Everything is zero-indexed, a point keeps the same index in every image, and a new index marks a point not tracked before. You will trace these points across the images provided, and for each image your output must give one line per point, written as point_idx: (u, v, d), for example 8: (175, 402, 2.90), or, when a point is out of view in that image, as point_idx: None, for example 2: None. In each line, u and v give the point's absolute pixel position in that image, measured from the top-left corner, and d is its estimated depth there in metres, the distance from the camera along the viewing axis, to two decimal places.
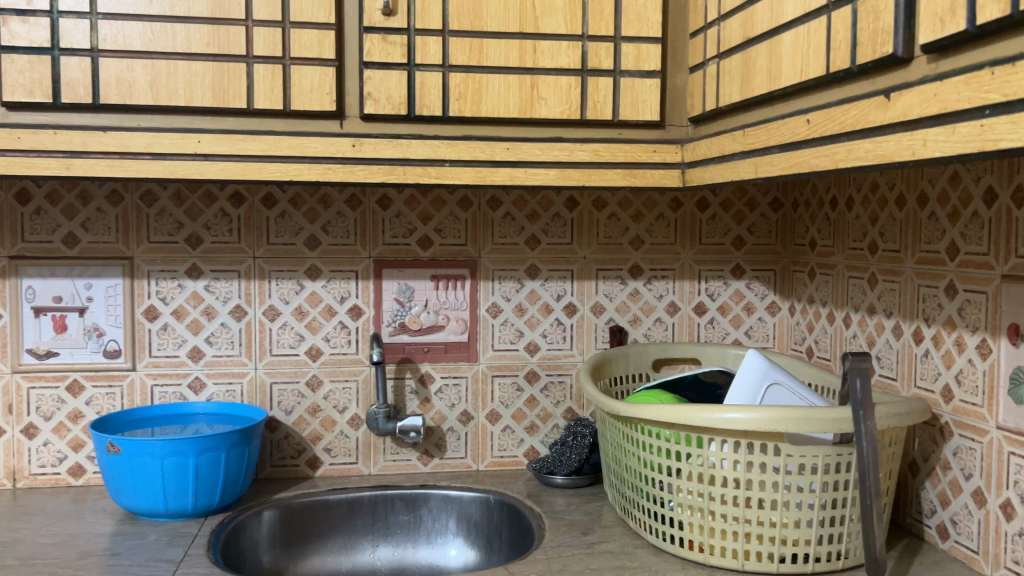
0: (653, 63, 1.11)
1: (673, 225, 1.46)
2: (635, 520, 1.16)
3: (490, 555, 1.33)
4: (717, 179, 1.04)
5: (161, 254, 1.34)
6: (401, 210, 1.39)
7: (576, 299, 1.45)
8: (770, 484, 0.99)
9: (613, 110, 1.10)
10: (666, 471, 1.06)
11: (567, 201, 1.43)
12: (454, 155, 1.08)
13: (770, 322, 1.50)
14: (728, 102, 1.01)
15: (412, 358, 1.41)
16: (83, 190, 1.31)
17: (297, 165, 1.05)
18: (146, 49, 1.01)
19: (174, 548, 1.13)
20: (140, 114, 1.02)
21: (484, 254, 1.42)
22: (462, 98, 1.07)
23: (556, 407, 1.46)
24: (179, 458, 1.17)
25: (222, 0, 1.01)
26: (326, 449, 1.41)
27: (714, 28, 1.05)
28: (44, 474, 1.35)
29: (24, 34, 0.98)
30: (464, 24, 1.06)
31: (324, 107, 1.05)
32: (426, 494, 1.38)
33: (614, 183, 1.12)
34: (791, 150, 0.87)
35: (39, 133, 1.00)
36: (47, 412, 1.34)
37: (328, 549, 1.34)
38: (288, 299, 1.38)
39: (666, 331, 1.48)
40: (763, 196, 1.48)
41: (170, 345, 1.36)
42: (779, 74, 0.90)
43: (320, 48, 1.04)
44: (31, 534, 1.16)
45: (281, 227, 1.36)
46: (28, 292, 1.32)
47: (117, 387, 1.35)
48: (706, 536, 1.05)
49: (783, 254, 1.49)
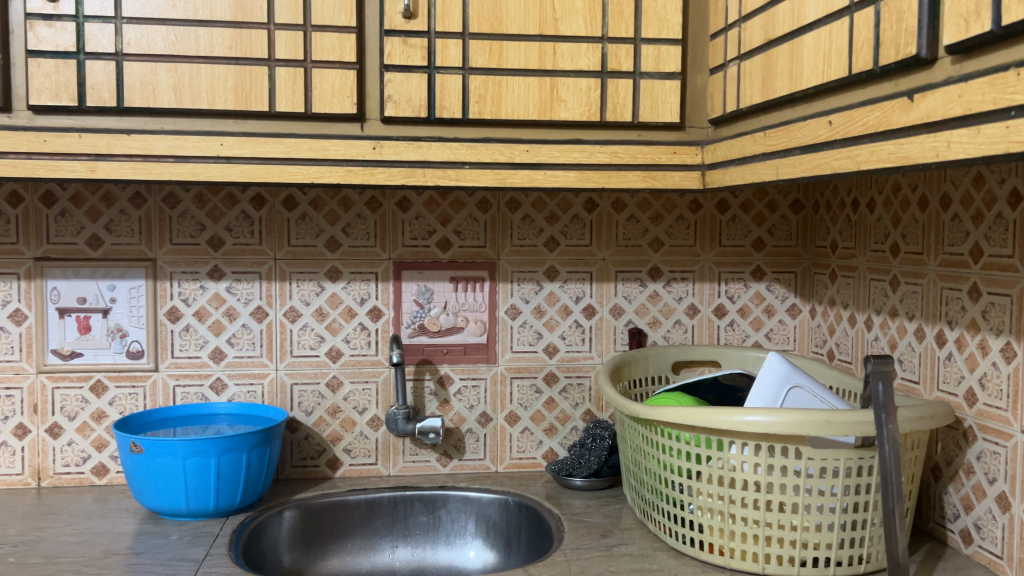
0: (673, 65, 1.10)
1: (693, 227, 1.46)
2: (655, 522, 1.16)
3: (509, 555, 1.34)
4: (738, 182, 1.03)
5: (183, 256, 1.35)
6: (420, 212, 1.40)
7: (595, 301, 1.45)
8: (791, 488, 0.98)
9: (632, 112, 1.10)
10: (685, 474, 1.05)
11: (586, 203, 1.43)
12: (474, 158, 1.08)
13: (791, 324, 1.49)
14: (750, 104, 1.00)
15: (432, 359, 1.42)
16: (106, 192, 1.33)
17: (318, 167, 1.06)
18: (169, 52, 1.02)
19: (196, 547, 1.14)
20: (164, 117, 1.03)
21: (503, 256, 1.42)
22: (482, 101, 1.07)
23: (574, 409, 1.46)
24: (200, 458, 1.18)
25: (245, 4, 1.02)
26: (346, 450, 1.42)
27: (735, 29, 1.04)
28: (67, 473, 1.36)
29: (50, 39, 1.00)
30: (484, 26, 1.06)
31: (344, 109, 1.05)
32: (445, 495, 1.38)
33: (634, 185, 1.12)
34: (812, 152, 0.87)
35: (64, 136, 1.02)
36: (71, 412, 1.35)
37: (347, 550, 1.34)
38: (309, 301, 1.39)
39: (686, 333, 1.48)
40: (783, 197, 1.47)
41: (192, 346, 1.37)
42: (800, 76, 0.89)
43: (341, 51, 1.05)
44: (55, 533, 1.17)
45: (302, 228, 1.37)
46: (53, 293, 1.33)
47: (140, 387, 1.36)
48: (727, 539, 1.04)
49: (804, 256, 1.48)
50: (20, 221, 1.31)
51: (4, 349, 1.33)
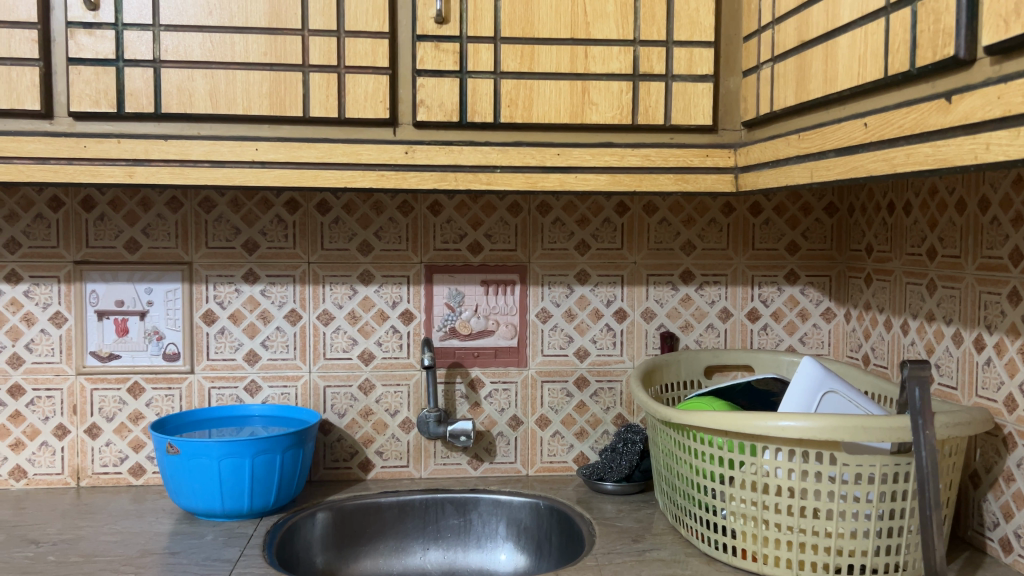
0: (706, 67, 1.10)
1: (726, 230, 1.45)
2: (687, 527, 1.15)
3: (540, 559, 1.33)
4: (773, 184, 1.02)
5: (218, 260, 1.37)
6: (452, 216, 1.40)
7: (626, 304, 1.45)
8: (825, 494, 0.97)
9: (664, 114, 1.10)
10: (718, 479, 1.05)
11: (617, 206, 1.43)
12: (505, 161, 1.09)
13: (825, 328, 1.47)
14: (783, 106, 0.99)
15: (463, 362, 1.42)
16: (144, 197, 1.35)
17: (351, 172, 1.07)
18: (205, 59, 1.03)
19: (230, 548, 1.15)
20: (200, 123, 1.05)
21: (534, 260, 1.42)
22: (513, 105, 1.07)
23: (605, 413, 1.46)
24: (236, 459, 1.20)
25: (280, 10, 1.04)
26: (377, 453, 1.43)
27: (768, 31, 1.04)
28: (106, 473, 1.39)
29: (91, 47, 1.02)
30: (516, 30, 1.07)
31: (377, 114, 1.06)
32: (476, 498, 1.38)
33: (666, 188, 1.11)
34: (847, 154, 0.86)
35: (104, 141, 1.03)
36: (109, 413, 1.38)
37: (379, 551, 1.35)
38: (342, 304, 1.40)
39: (718, 337, 1.47)
40: (818, 200, 1.46)
41: (227, 348, 1.39)
42: (834, 78, 0.88)
43: (374, 56, 1.06)
44: (93, 532, 1.19)
45: (336, 232, 1.38)
46: (92, 296, 1.36)
47: (176, 388, 1.38)
48: (760, 544, 1.03)
49: (839, 259, 1.47)
50: (60, 225, 1.34)
51: (44, 351, 1.36)
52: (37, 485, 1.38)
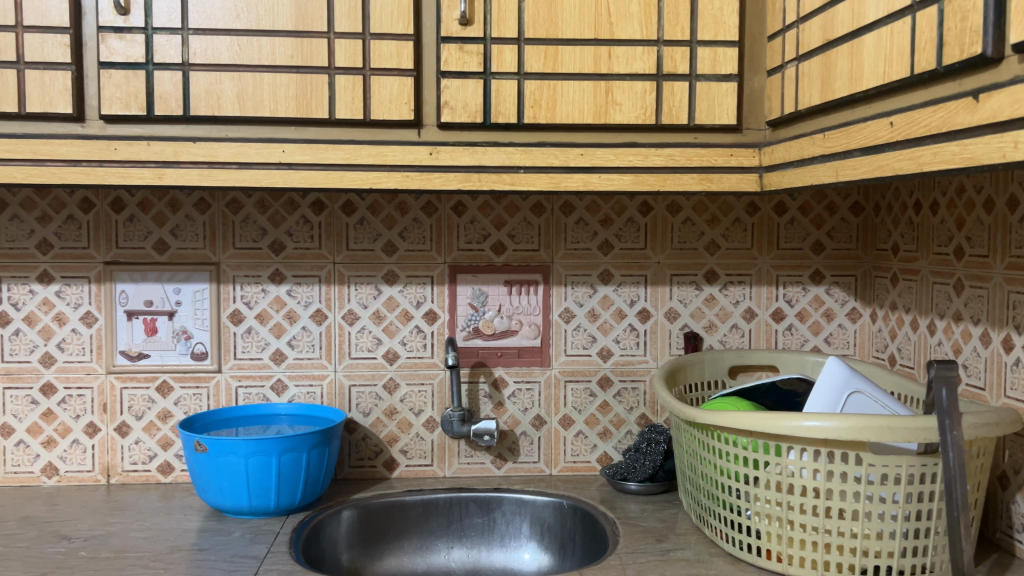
0: (730, 66, 1.09)
1: (751, 230, 1.45)
2: (711, 527, 1.15)
3: (564, 558, 1.34)
4: (797, 183, 1.02)
5: (245, 260, 1.39)
6: (475, 216, 1.41)
7: (649, 304, 1.45)
8: (851, 494, 0.97)
9: (688, 114, 1.10)
10: (743, 479, 1.05)
11: (641, 206, 1.43)
12: (528, 162, 1.09)
13: (851, 328, 1.47)
14: (809, 105, 0.99)
15: (486, 362, 1.43)
16: (172, 198, 1.37)
17: (376, 173, 1.08)
18: (233, 62, 1.05)
19: (258, 545, 1.16)
20: (227, 125, 1.06)
21: (557, 260, 1.42)
22: (537, 106, 1.08)
23: (629, 413, 1.46)
24: (262, 457, 1.21)
25: (306, 13, 1.05)
26: (402, 451, 1.44)
27: (793, 30, 1.04)
28: (135, 471, 1.41)
29: (121, 51, 1.04)
30: (540, 31, 1.07)
31: (402, 115, 1.07)
32: (500, 498, 1.38)
33: (690, 188, 1.11)
34: (873, 153, 0.86)
35: (134, 144, 1.05)
36: (139, 412, 1.40)
37: (403, 550, 1.36)
38: (367, 304, 1.41)
39: (743, 337, 1.46)
40: (843, 199, 1.45)
41: (254, 347, 1.40)
42: (860, 77, 0.88)
43: (399, 58, 1.06)
44: (124, 528, 1.21)
45: (361, 233, 1.40)
46: (121, 296, 1.38)
47: (204, 387, 1.40)
48: (785, 545, 1.03)
49: (864, 259, 1.46)
50: (91, 226, 1.36)
51: (75, 350, 1.38)
52: (68, 482, 1.40)
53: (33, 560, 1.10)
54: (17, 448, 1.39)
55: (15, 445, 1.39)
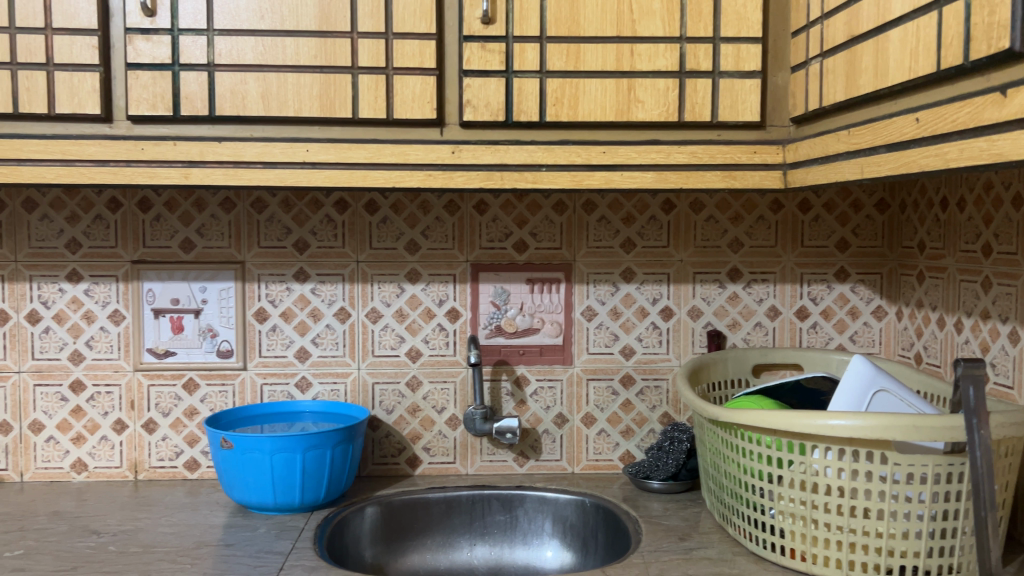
0: (754, 63, 1.09)
1: (774, 228, 1.44)
2: (734, 526, 1.14)
3: (587, 556, 1.34)
4: (822, 180, 1.02)
5: (270, 259, 1.40)
6: (497, 214, 1.41)
7: (672, 303, 1.44)
8: (876, 493, 0.96)
9: (711, 111, 1.09)
10: (767, 478, 1.04)
11: (663, 204, 1.42)
12: (550, 160, 1.09)
13: (876, 326, 1.45)
14: (833, 102, 0.98)
15: (508, 360, 1.43)
16: (198, 197, 1.38)
17: (399, 172, 1.09)
18: (258, 62, 1.06)
19: (283, 541, 1.17)
20: (252, 125, 1.07)
21: (579, 258, 1.42)
22: (559, 104, 1.08)
23: (651, 412, 1.46)
24: (287, 454, 1.22)
25: (330, 14, 1.05)
26: (425, 449, 1.45)
27: (817, 26, 1.03)
28: (162, 467, 1.42)
29: (148, 52, 1.05)
30: (562, 29, 1.07)
31: (424, 114, 1.07)
32: (523, 495, 1.39)
33: (713, 185, 1.11)
34: (899, 150, 0.85)
35: (161, 144, 1.06)
36: (165, 409, 1.41)
37: (427, 546, 1.37)
38: (390, 302, 1.42)
39: (766, 335, 1.45)
40: (868, 197, 1.44)
41: (279, 345, 1.42)
42: (885, 72, 0.87)
43: (421, 58, 1.07)
44: (151, 524, 1.23)
45: (384, 231, 1.40)
46: (148, 295, 1.39)
47: (229, 385, 1.42)
48: (809, 544, 1.02)
49: (890, 256, 1.44)
50: (118, 226, 1.38)
51: (103, 348, 1.40)
52: (97, 477, 1.42)
53: (64, 554, 1.12)
54: (47, 444, 1.41)
55: (45, 441, 1.41)
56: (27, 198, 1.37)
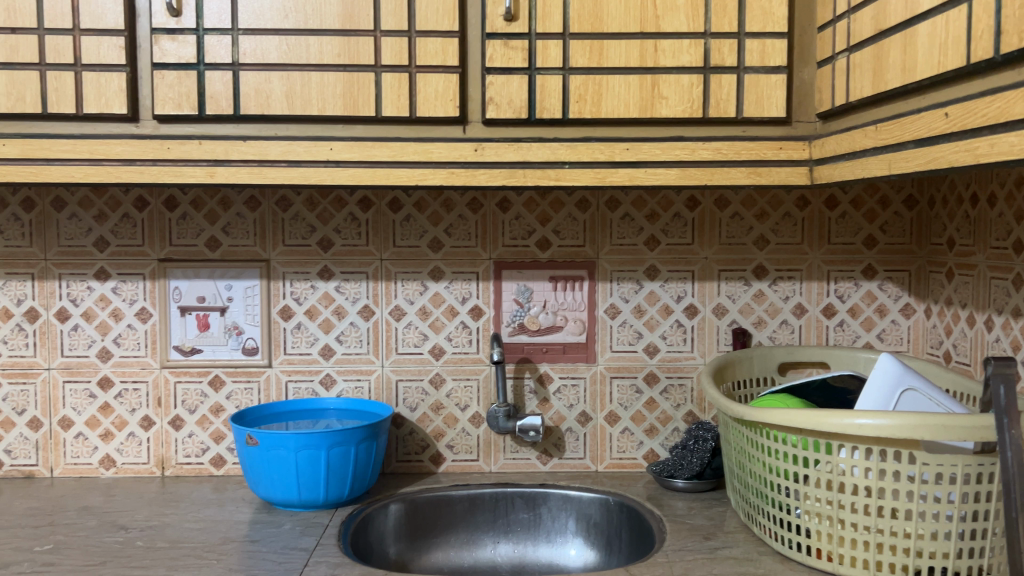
0: (779, 58, 1.08)
1: (801, 225, 1.42)
2: (760, 525, 1.14)
3: (610, 555, 1.33)
4: (849, 177, 1.00)
5: (295, 257, 1.41)
6: (521, 212, 1.41)
7: (696, 300, 1.43)
8: (904, 494, 0.95)
9: (736, 108, 1.08)
10: (792, 477, 1.03)
11: (688, 201, 1.42)
12: (574, 157, 1.09)
13: (904, 324, 1.43)
14: (860, 97, 0.97)
15: (532, 358, 1.43)
16: (223, 196, 1.39)
17: (422, 170, 1.09)
18: (282, 61, 1.06)
19: (307, 537, 1.18)
20: (276, 124, 1.08)
21: (603, 255, 1.42)
22: (582, 101, 1.08)
23: (676, 410, 1.45)
24: (311, 451, 1.23)
25: (353, 12, 1.06)
26: (448, 446, 1.45)
27: (844, 21, 1.02)
28: (189, 463, 1.44)
29: (174, 52, 1.06)
30: (585, 26, 1.07)
31: (447, 112, 1.07)
32: (546, 493, 1.39)
33: (739, 182, 1.10)
34: (928, 145, 0.84)
35: (187, 143, 1.07)
36: (192, 406, 1.43)
37: (450, 544, 1.37)
38: (413, 300, 1.42)
39: (793, 334, 1.44)
40: (896, 193, 1.42)
41: (304, 343, 1.42)
42: (913, 67, 0.86)
43: (444, 56, 1.07)
44: (178, 520, 1.24)
45: (407, 230, 1.41)
46: (175, 293, 1.41)
47: (255, 382, 1.43)
48: (836, 544, 1.01)
49: (918, 254, 1.42)
50: (145, 225, 1.39)
51: (131, 345, 1.41)
52: (125, 473, 1.44)
53: (93, 549, 1.14)
54: (76, 440, 1.43)
55: (74, 437, 1.43)
56: (56, 197, 1.39)
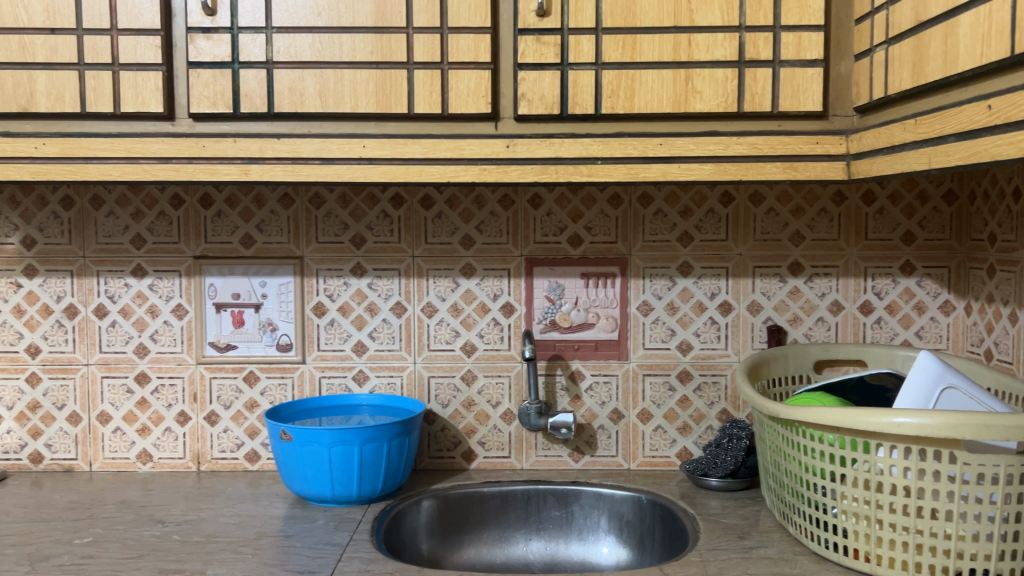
0: (816, 52, 1.06)
1: (837, 221, 1.40)
2: (796, 525, 1.12)
3: (643, 553, 1.32)
4: (887, 171, 0.99)
5: (328, 254, 1.42)
6: (552, 209, 1.41)
7: (731, 297, 1.42)
8: (944, 494, 0.93)
9: (772, 102, 1.07)
10: (829, 476, 1.02)
11: (722, 196, 1.40)
12: (606, 153, 1.08)
13: (944, 322, 1.41)
14: (899, 91, 0.95)
15: (563, 355, 1.43)
16: (258, 194, 1.41)
17: (454, 166, 1.09)
18: (315, 59, 1.07)
19: (340, 533, 1.19)
20: (310, 122, 1.08)
21: (635, 252, 1.41)
22: (615, 96, 1.07)
23: (709, 408, 1.44)
24: (344, 447, 1.23)
25: (386, 9, 1.06)
26: (480, 443, 1.45)
27: (883, 13, 1.00)
28: (224, 458, 1.45)
29: (209, 51, 1.07)
30: (618, 20, 1.06)
31: (479, 108, 1.07)
32: (578, 490, 1.38)
33: (774, 177, 1.08)
34: (970, 138, 0.82)
35: (221, 141, 1.08)
36: (227, 401, 1.44)
37: (482, 541, 1.37)
38: (445, 297, 1.42)
39: (829, 331, 1.42)
40: (935, 187, 1.39)
41: (337, 339, 1.43)
42: (955, 59, 0.84)
43: (476, 52, 1.07)
44: (213, 514, 1.25)
45: (439, 227, 1.41)
46: (210, 289, 1.42)
47: (289, 378, 1.44)
48: (873, 545, 1.00)
49: (958, 249, 1.40)
50: (181, 222, 1.41)
51: (167, 341, 1.43)
52: (162, 468, 1.46)
53: (130, 543, 1.15)
54: (114, 435, 1.45)
55: (112, 431, 1.45)
56: (94, 195, 1.41)
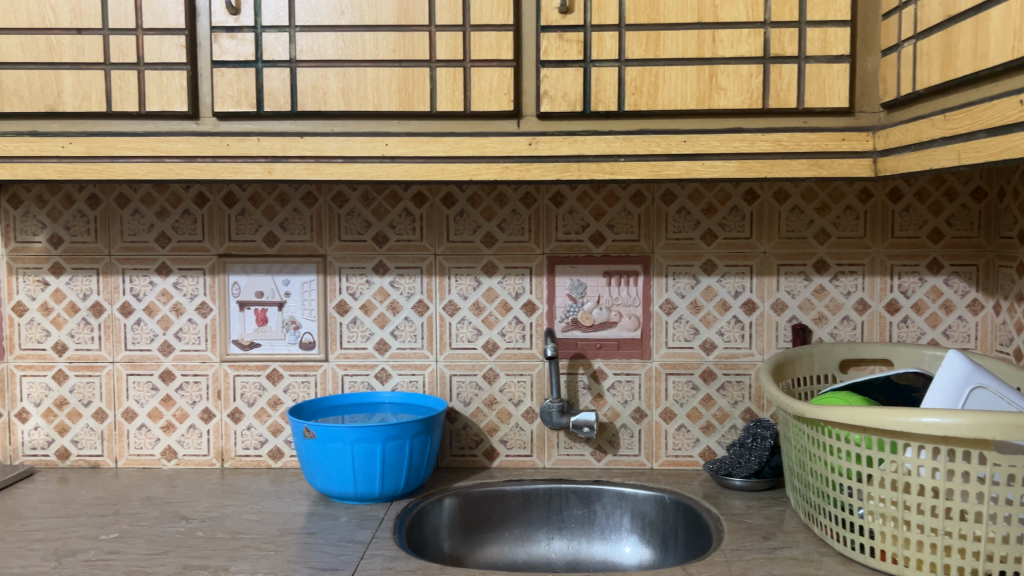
0: (842, 47, 1.05)
1: (863, 218, 1.39)
2: (821, 526, 1.11)
3: (666, 553, 1.32)
4: (915, 169, 0.97)
5: (351, 252, 1.42)
6: (574, 207, 1.40)
7: (755, 295, 1.40)
8: (974, 495, 0.92)
9: (797, 98, 1.06)
10: (855, 476, 1.01)
11: (746, 194, 1.39)
12: (629, 150, 1.07)
13: (972, 321, 1.39)
14: (927, 86, 0.94)
15: (585, 353, 1.42)
16: (281, 193, 1.41)
17: (476, 164, 1.08)
18: (338, 58, 1.07)
19: (363, 530, 1.19)
20: (333, 120, 1.08)
21: (658, 250, 1.40)
22: (638, 93, 1.06)
23: (733, 408, 1.43)
24: (367, 444, 1.24)
25: (408, 8, 1.06)
26: (502, 441, 1.45)
27: (911, 7, 0.98)
28: (247, 455, 1.46)
29: (233, 50, 1.07)
30: (641, 16, 1.05)
31: (502, 106, 1.07)
32: (600, 490, 1.38)
33: (799, 174, 1.07)
34: (1001, 134, 0.81)
35: (245, 140, 1.09)
36: (250, 399, 1.45)
37: (504, 539, 1.37)
38: (467, 295, 1.42)
39: (854, 330, 1.40)
40: (963, 184, 1.37)
41: (359, 337, 1.44)
42: (985, 53, 0.83)
43: (498, 49, 1.07)
44: (237, 511, 1.26)
45: (460, 225, 1.41)
46: (234, 287, 1.43)
47: (312, 376, 1.44)
48: (901, 546, 0.98)
49: (987, 248, 1.38)
50: (205, 221, 1.42)
51: (192, 339, 1.44)
52: (186, 465, 1.47)
53: (156, 539, 1.16)
54: (139, 432, 1.46)
55: (137, 429, 1.46)
56: (120, 194, 1.42)
